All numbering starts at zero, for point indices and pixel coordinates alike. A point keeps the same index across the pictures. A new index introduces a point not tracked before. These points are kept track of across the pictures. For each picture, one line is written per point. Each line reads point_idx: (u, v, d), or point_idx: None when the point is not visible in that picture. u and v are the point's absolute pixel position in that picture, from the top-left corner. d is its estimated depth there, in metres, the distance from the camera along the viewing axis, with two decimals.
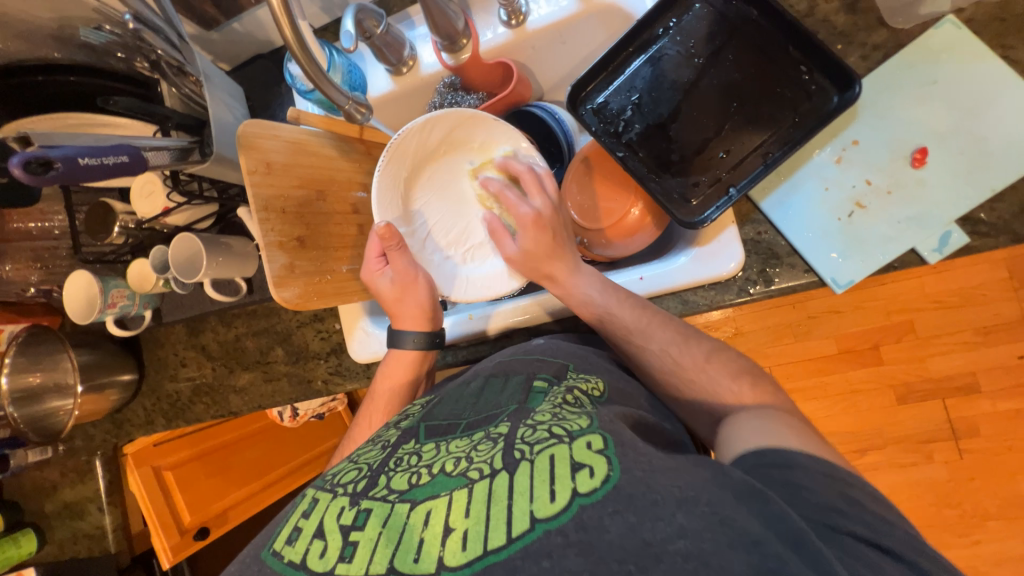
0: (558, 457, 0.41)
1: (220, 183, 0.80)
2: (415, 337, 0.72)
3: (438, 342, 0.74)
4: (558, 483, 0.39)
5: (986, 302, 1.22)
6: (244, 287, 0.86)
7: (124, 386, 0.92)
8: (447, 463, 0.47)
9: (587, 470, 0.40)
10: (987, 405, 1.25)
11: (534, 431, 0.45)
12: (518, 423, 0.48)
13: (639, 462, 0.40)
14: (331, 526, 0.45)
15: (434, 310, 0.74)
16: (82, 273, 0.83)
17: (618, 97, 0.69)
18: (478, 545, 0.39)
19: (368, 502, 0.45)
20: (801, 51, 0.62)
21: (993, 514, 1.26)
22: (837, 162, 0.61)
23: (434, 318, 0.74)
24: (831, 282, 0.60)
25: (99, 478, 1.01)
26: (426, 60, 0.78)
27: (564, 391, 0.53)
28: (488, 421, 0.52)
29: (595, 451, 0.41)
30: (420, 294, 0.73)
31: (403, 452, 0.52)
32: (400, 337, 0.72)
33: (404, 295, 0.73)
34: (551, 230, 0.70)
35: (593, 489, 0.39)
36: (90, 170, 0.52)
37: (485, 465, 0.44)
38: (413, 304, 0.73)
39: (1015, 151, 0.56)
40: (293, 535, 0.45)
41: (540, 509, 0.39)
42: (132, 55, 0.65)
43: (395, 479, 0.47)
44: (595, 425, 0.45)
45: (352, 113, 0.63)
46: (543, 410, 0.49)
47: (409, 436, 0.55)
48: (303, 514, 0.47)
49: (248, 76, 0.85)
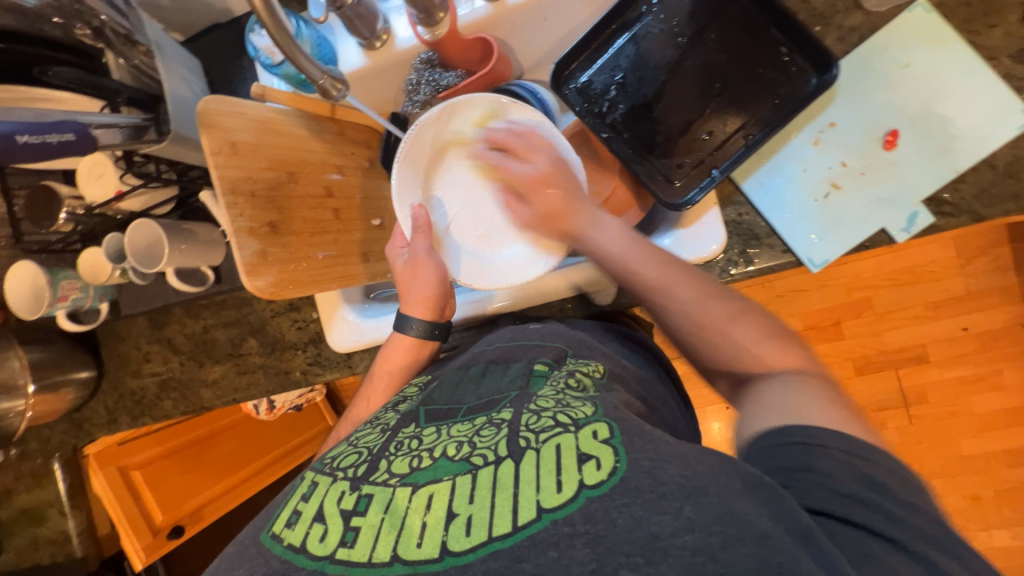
0: (565, 446, 0.41)
1: (179, 165, 0.75)
2: (419, 324, 0.69)
3: (439, 334, 0.71)
4: (564, 474, 0.39)
5: (936, 279, 1.30)
6: (211, 276, 0.81)
7: (81, 384, 0.86)
8: (449, 448, 0.46)
9: (593, 461, 0.40)
10: (935, 374, 1.35)
11: (538, 419, 0.45)
12: (521, 409, 0.48)
13: (645, 451, 0.40)
14: (332, 510, 0.44)
15: (442, 300, 0.71)
16: (27, 264, 0.76)
17: (602, 76, 0.68)
18: (482, 531, 0.38)
19: (369, 487, 0.44)
20: (782, 33, 0.62)
21: (938, 473, 1.36)
22: (815, 144, 0.63)
23: (439, 308, 0.71)
24: (808, 262, 0.62)
25: (58, 482, 0.94)
26: (401, 35, 0.75)
27: (565, 374, 0.54)
28: (490, 406, 0.52)
29: (600, 441, 0.41)
30: (425, 281, 0.70)
31: (403, 436, 0.51)
32: (403, 323, 0.70)
33: (413, 278, 0.71)
34: (558, 184, 0.67)
35: (600, 481, 0.39)
36: (29, 149, 0.48)
37: (489, 452, 0.43)
38: (419, 288, 0.70)
39: (976, 134, 0.58)
40: (293, 519, 0.44)
41: (546, 499, 0.38)
42: (71, 20, 0.59)
43: (396, 463, 0.46)
44: (600, 412, 0.45)
45: (327, 89, 0.58)
46: (545, 396, 0.50)
47: (409, 419, 0.54)
48: (303, 498, 0.46)
49: (205, 48, 0.79)
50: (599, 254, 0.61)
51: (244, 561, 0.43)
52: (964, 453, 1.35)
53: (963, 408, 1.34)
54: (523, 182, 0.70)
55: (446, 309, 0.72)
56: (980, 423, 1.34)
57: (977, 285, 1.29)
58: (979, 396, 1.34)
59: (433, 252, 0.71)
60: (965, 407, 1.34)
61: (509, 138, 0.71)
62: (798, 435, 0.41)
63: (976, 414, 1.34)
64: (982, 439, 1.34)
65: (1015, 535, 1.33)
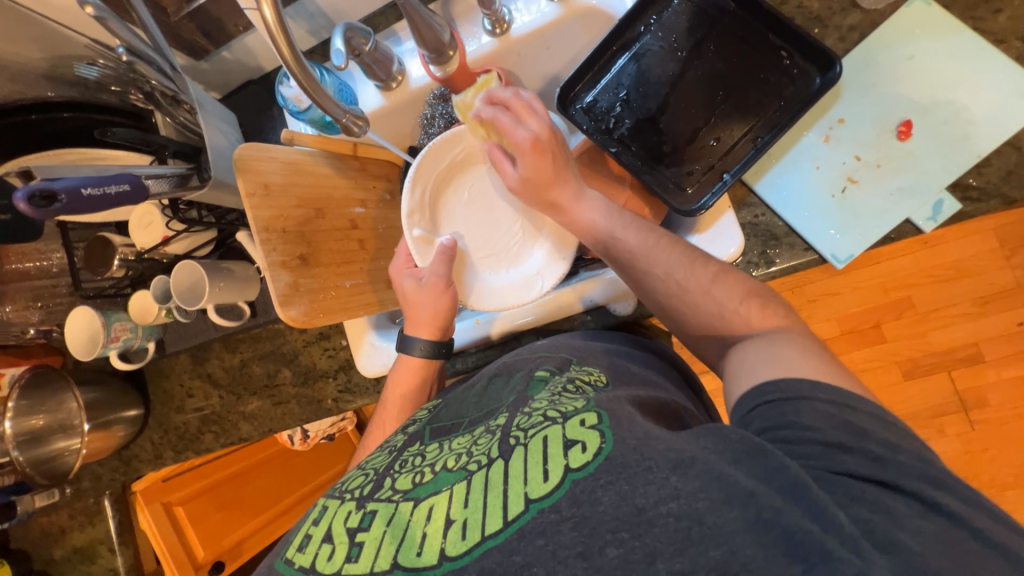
0: (552, 437, 0.41)
1: (218, 209, 0.81)
2: (423, 344, 0.71)
3: (445, 352, 0.73)
4: (551, 463, 0.39)
5: (980, 272, 1.24)
6: (248, 310, 0.85)
7: (130, 421, 0.91)
8: (448, 460, 0.47)
9: (579, 446, 0.40)
10: (992, 374, 1.26)
11: (529, 418, 0.45)
12: (514, 413, 0.48)
13: (632, 432, 0.39)
14: (340, 530, 0.45)
15: (447, 321, 0.73)
16: (84, 309, 0.83)
17: (607, 94, 0.71)
18: (476, 532, 0.38)
19: (374, 504, 0.46)
20: (780, 38, 0.63)
21: (1011, 483, 1.25)
22: (825, 141, 0.63)
23: (444, 329, 0.73)
24: (831, 258, 0.61)
25: (109, 518, 0.98)
26: (415, 75, 0.80)
27: (565, 380, 0.54)
28: (489, 416, 0.53)
29: (588, 427, 0.41)
30: (439, 302, 0.71)
31: (408, 454, 0.52)
32: (409, 343, 0.72)
33: (424, 299, 0.72)
34: (550, 153, 0.65)
35: (585, 463, 0.38)
36: (92, 201, 0.53)
37: (482, 457, 0.44)
38: (427, 309, 0.71)
39: (995, 117, 0.57)
40: (304, 543, 0.46)
41: (534, 490, 0.38)
42: (126, 88, 0.67)
43: (399, 481, 0.47)
44: (590, 403, 0.44)
45: (350, 127, 0.63)
46: (541, 398, 0.50)
47: (415, 439, 0.56)
48: (314, 521, 0.48)
49: (240, 103, 0.86)
50: (583, 229, 0.66)
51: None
52: None
53: None
54: (518, 150, 0.65)
55: (451, 327, 0.74)
56: None
57: None
58: None
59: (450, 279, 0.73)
60: None
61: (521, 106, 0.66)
62: (787, 390, 0.41)
63: None
64: None
65: None
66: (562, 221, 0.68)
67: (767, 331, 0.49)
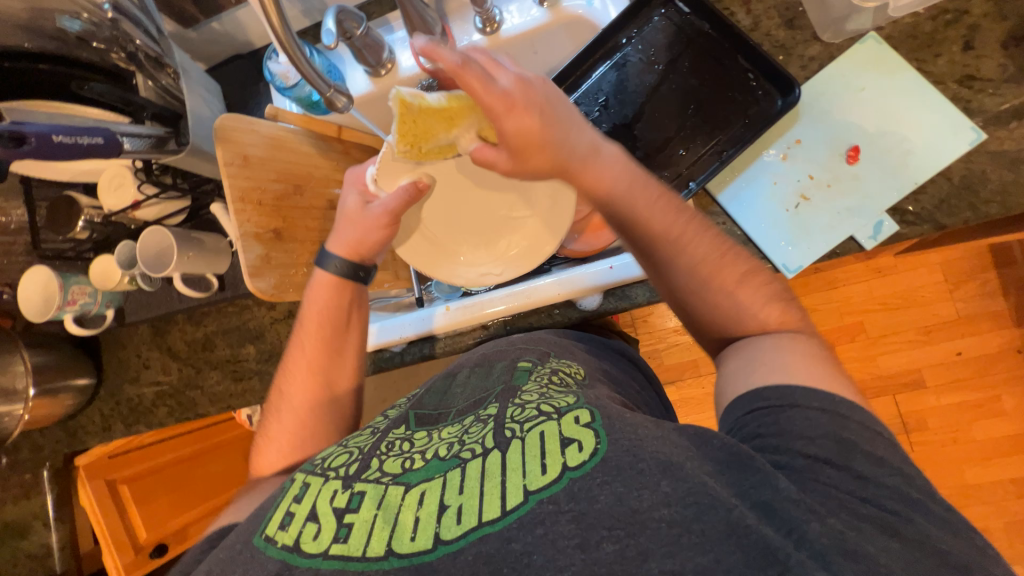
0: (548, 433, 0.45)
1: (193, 177, 0.81)
2: (338, 261, 0.69)
3: (361, 276, 0.71)
4: (548, 458, 0.43)
5: (926, 303, 1.33)
6: (216, 283, 0.84)
7: (80, 390, 0.88)
8: (440, 448, 0.50)
9: (576, 445, 0.44)
10: (933, 399, 1.34)
11: (523, 411, 0.50)
12: (506, 404, 0.53)
13: (623, 432, 0.44)
14: (325, 509, 0.46)
15: (371, 249, 0.70)
16: (41, 269, 0.80)
17: (588, 98, 0.75)
18: (473, 518, 0.41)
19: (362, 484, 0.47)
20: (748, 60, 0.68)
21: None
22: (783, 159, 0.68)
23: (365, 254, 0.70)
24: (783, 268, 0.66)
25: (45, 492, 0.95)
26: (404, 64, 0.82)
27: (548, 372, 0.58)
28: (478, 406, 0.56)
29: (582, 425, 0.45)
30: (370, 232, 0.69)
31: (394, 437, 0.55)
32: (325, 259, 0.69)
33: (360, 229, 0.69)
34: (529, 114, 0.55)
35: (582, 462, 0.42)
36: (62, 147, 0.52)
37: (477, 447, 0.47)
38: (359, 234, 0.69)
39: (930, 150, 0.63)
40: (286, 520, 0.46)
41: (532, 482, 0.42)
42: (109, 46, 0.66)
43: (387, 463, 0.50)
44: (581, 401, 0.49)
45: (333, 100, 0.64)
46: (529, 390, 0.54)
47: (399, 422, 0.58)
48: (296, 498, 0.48)
49: (226, 75, 0.86)
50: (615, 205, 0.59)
51: (237, 563, 0.45)
52: (968, 481, 1.32)
53: (964, 434, 1.33)
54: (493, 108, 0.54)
55: (374, 257, 0.72)
56: (983, 450, 1.32)
57: (966, 310, 1.32)
58: (978, 421, 1.33)
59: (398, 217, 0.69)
60: (966, 434, 1.33)
61: (464, 82, 0.53)
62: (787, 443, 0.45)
63: (978, 441, 1.33)
64: (987, 468, 1.32)
65: None
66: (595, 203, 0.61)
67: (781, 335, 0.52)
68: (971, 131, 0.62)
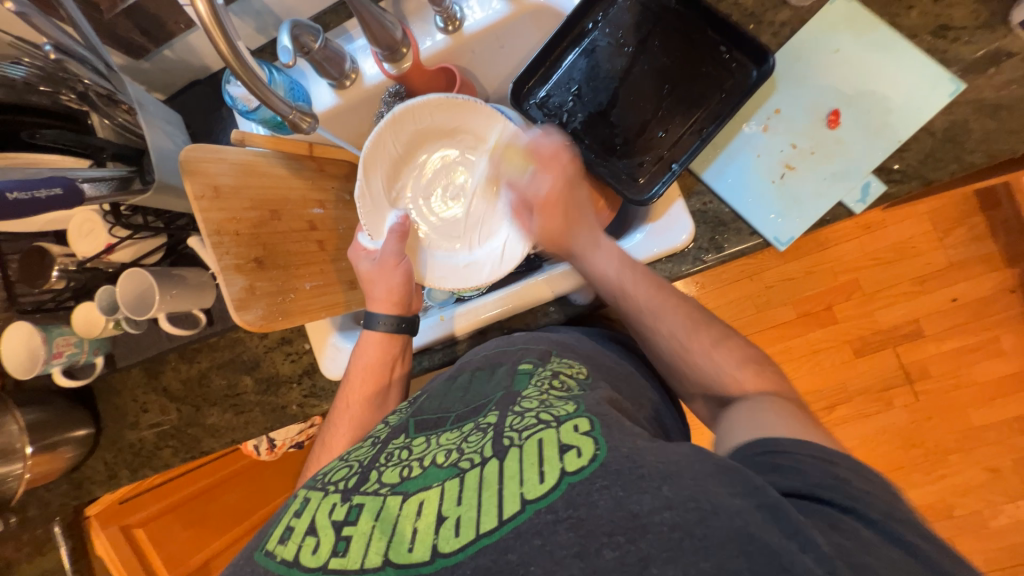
0: (546, 440, 0.45)
1: (166, 214, 0.79)
2: (386, 319, 0.72)
3: (406, 327, 0.73)
4: (546, 465, 0.43)
5: (917, 254, 1.33)
6: (203, 318, 0.82)
7: (79, 442, 0.86)
8: (438, 455, 0.49)
9: (575, 450, 0.43)
10: (933, 347, 1.35)
11: (522, 419, 0.49)
12: (506, 412, 0.52)
13: (623, 441, 0.44)
14: (324, 522, 0.46)
15: (406, 295, 0.73)
16: (21, 325, 0.78)
17: (559, 90, 0.73)
18: (471, 530, 0.41)
19: (360, 497, 0.47)
20: (718, 33, 0.66)
21: (954, 448, 1.35)
22: (764, 130, 0.66)
23: (404, 303, 0.73)
24: (775, 241, 0.65)
25: (61, 547, 0.93)
26: (369, 72, 0.79)
27: (549, 374, 0.58)
28: (477, 411, 0.55)
29: (581, 432, 0.45)
30: (393, 278, 0.72)
31: (393, 447, 0.54)
32: (371, 318, 0.72)
33: (378, 277, 0.72)
34: (562, 207, 0.70)
35: (581, 467, 0.42)
36: (19, 204, 0.50)
37: (475, 455, 0.47)
38: (387, 285, 0.72)
39: (910, 106, 0.62)
40: (286, 535, 0.47)
41: (530, 491, 0.41)
42: (57, 88, 0.63)
43: (386, 474, 0.49)
44: (581, 409, 0.49)
45: (297, 122, 0.61)
46: (530, 397, 0.53)
47: (399, 431, 0.57)
48: (296, 513, 0.49)
49: (187, 104, 0.83)
50: (596, 278, 0.66)
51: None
52: (974, 425, 1.34)
53: (966, 378, 1.35)
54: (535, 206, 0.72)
55: (411, 303, 0.74)
56: (986, 391, 1.34)
57: (957, 256, 1.32)
58: (979, 365, 1.34)
59: (403, 255, 0.73)
60: (968, 377, 1.34)
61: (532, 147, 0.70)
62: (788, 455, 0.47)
63: (980, 383, 1.34)
64: (992, 408, 1.34)
65: None
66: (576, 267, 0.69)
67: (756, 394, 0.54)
68: (950, 82, 0.61)
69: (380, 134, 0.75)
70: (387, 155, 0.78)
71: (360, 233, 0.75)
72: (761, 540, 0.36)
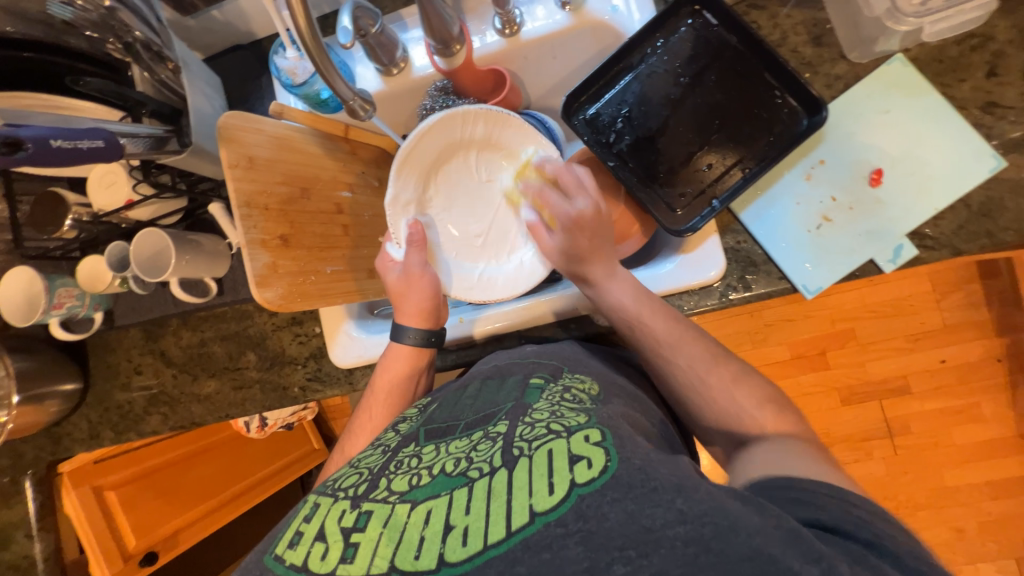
0: (556, 452, 0.44)
1: (191, 176, 0.77)
2: (414, 332, 0.71)
3: (435, 341, 0.72)
4: (556, 477, 0.42)
5: (915, 312, 1.36)
6: (214, 288, 0.80)
7: (66, 397, 0.83)
8: (447, 464, 0.48)
9: (585, 462, 0.42)
10: (917, 406, 1.38)
11: (531, 429, 0.48)
12: (515, 422, 0.51)
13: (636, 453, 0.43)
14: (332, 529, 0.45)
15: (435, 308, 0.72)
16: (24, 270, 0.75)
17: (610, 109, 0.73)
18: (478, 540, 0.40)
19: (370, 504, 0.46)
20: (775, 77, 0.67)
21: (924, 504, 1.38)
22: (807, 179, 0.67)
23: (434, 317, 0.72)
24: (803, 289, 0.66)
25: (29, 501, 0.88)
26: (418, 63, 0.78)
27: (561, 390, 0.56)
28: (487, 419, 0.54)
29: (592, 443, 0.44)
30: (422, 291, 0.71)
31: (403, 454, 0.53)
32: (400, 331, 0.71)
33: (408, 289, 0.72)
34: (590, 232, 0.65)
35: (591, 479, 0.41)
36: (61, 153, 0.49)
37: (484, 464, 0.46)
38: (414, 297, 0.71)
39: (951, 176, 0.63)
40: (295, 539, 0.46)
41: (539, 503, 0.40)
42: (104, 35, 0.61)
43: (395, 482, 0.48)
44: (593, 421, 0.48)
45: (355, 109, 0.60)
46: (541, 408, 0.52)
47: (409, 439, 0.56)
48: (305, 519, 0.48)
49: (225, 67, 0.81)
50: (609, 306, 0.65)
51: None
52: (946, 484, 1.37)
53: (945, 439, 1.38)
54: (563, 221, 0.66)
55: (441, 316, 0.74)
56: (963, 454, 1.37)
57: (953, 320, 1.36)
58: (959, 427, 1.37)
59: (428, 265, 0.73)
60: (946, 439, 1.37)
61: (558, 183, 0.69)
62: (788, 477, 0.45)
63: (958, 445, 1.37)
64: (966, 471, 1.37)
65: (1000, 569, 1.35)
66: (591, 296, 0.67)
67: (770, 432, 0.54)
68: (991, 158, 0.63)
69: (419, 137, 0.73)
70: (425, 156, 0.76)
71: (389, 242, 0.75)
72: (783, 562, 0.34)
